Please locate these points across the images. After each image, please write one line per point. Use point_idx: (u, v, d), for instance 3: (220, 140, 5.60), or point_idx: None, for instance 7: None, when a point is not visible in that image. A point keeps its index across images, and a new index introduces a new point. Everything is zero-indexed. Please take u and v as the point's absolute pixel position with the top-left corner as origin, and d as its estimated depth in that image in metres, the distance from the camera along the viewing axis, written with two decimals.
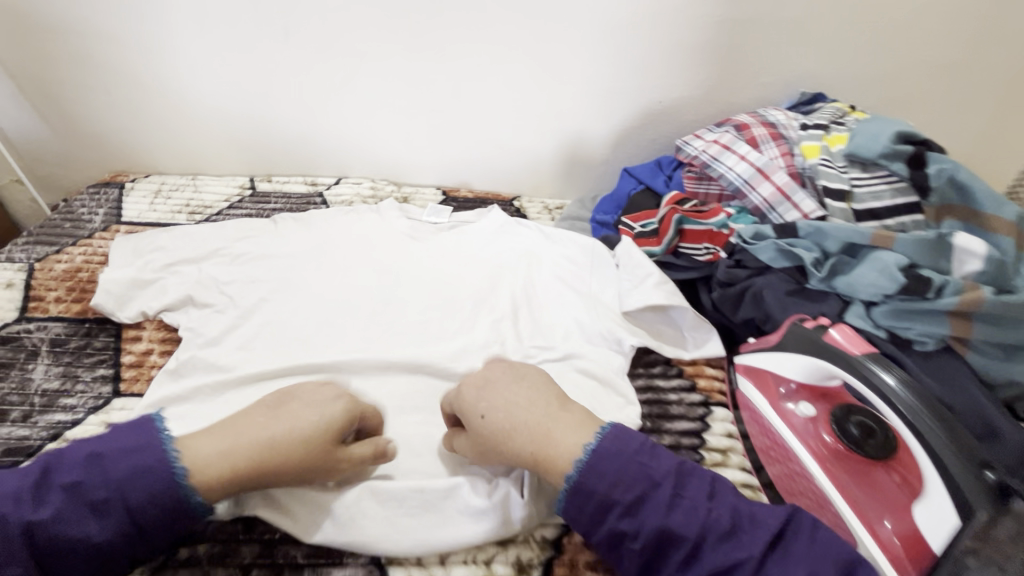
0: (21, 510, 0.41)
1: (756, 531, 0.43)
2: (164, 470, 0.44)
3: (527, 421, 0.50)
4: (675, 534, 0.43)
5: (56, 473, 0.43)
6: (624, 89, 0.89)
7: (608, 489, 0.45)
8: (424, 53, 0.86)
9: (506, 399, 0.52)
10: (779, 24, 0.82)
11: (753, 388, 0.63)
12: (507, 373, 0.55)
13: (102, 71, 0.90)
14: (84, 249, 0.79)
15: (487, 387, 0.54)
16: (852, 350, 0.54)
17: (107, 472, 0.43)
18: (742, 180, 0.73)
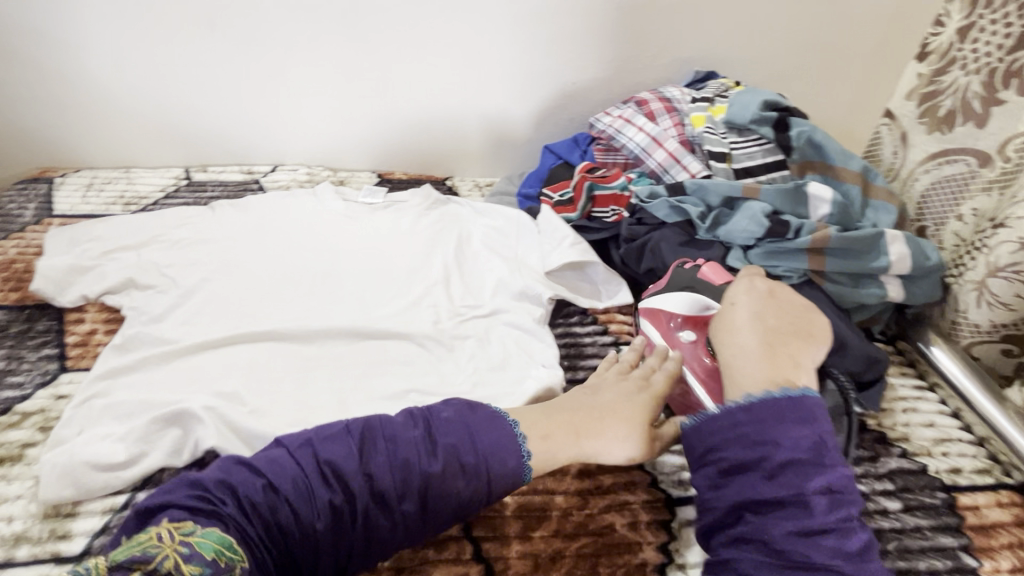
0: (321, 450, 0.47)
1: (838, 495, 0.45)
2: (509, 438, 0.51)
3: (751, 328, 0.58)
4: (755, 470, 0.47)
5: (377, 439, 0.49)
6: (540, 72, 0.97)
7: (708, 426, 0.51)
8: (350, 43, 0.91)
9: (786, 306, 0.61)
10: (668, 9, 0.92)
11: (648, 327, 0.68)
12: (767, 293, 0.62)
13: (25, 67, 0.90)
14: (18, 242, 0.80)
15: (764, 298, 0.61)
16: (718, 280, 0.67)
17: (429, 444, 0.49)
18: (641, 148, 0.83)
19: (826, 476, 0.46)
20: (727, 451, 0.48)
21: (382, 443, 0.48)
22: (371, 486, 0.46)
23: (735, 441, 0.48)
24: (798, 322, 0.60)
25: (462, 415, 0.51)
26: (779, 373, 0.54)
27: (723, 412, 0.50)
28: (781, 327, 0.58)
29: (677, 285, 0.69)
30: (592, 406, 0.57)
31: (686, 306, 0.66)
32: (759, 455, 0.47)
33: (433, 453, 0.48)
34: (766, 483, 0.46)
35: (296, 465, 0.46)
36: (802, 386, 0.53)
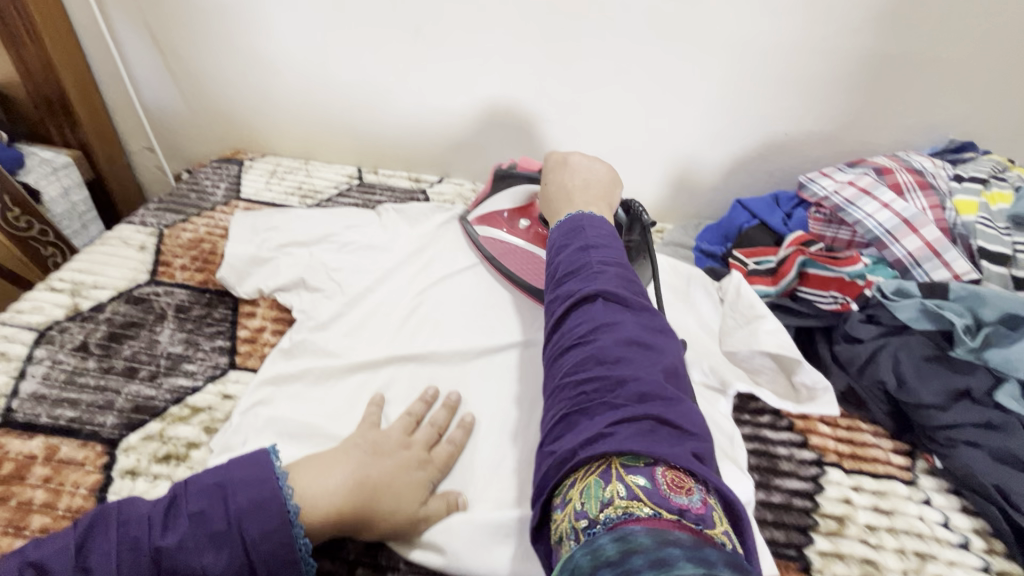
0: (151, 536, 0.40)
1: (680, 438, 0.38)
2: (278, 505, 0.43)
3: (567, 188, 0.63)
4: (599, 324, 0.44)
5: (234, 484, 0.43)
6: (749, 118, 0.85)
7: (569, 262, 0.51)
8: (549, 65, 0.85)
9: (569, 180, 0.64)
10: (937, 62, 0.75)
11: (488, 229, 0.78)
12: (569, 164, 0.67)
13: (239, 54, 0.94)
14: (208, 221, 0.83)
15: (561, 165, 0.67)
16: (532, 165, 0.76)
17: (229, 505, 0.42)
18: (883, 229, 0.68)
19: (653, 381, 0.40)
20: (597, 313, 0.45)
21: (216, 505, 0.42)
22: (253, 557, 0.41)
23: (592, 294, 0.46)
24: (589, 201, 0.61)
25: (253, 470, 0.44)
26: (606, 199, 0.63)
27: (568, 259, 0.51)
28: (576, 186, 0.63)
29: (505, 184, 0.78)
30: (370, 472, 0.48)
31: (511, 201, 0.78)
32: (617, 320, 0.44)
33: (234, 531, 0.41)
34: (598, 355, 0.42)
35: (146, 516, 0.41)
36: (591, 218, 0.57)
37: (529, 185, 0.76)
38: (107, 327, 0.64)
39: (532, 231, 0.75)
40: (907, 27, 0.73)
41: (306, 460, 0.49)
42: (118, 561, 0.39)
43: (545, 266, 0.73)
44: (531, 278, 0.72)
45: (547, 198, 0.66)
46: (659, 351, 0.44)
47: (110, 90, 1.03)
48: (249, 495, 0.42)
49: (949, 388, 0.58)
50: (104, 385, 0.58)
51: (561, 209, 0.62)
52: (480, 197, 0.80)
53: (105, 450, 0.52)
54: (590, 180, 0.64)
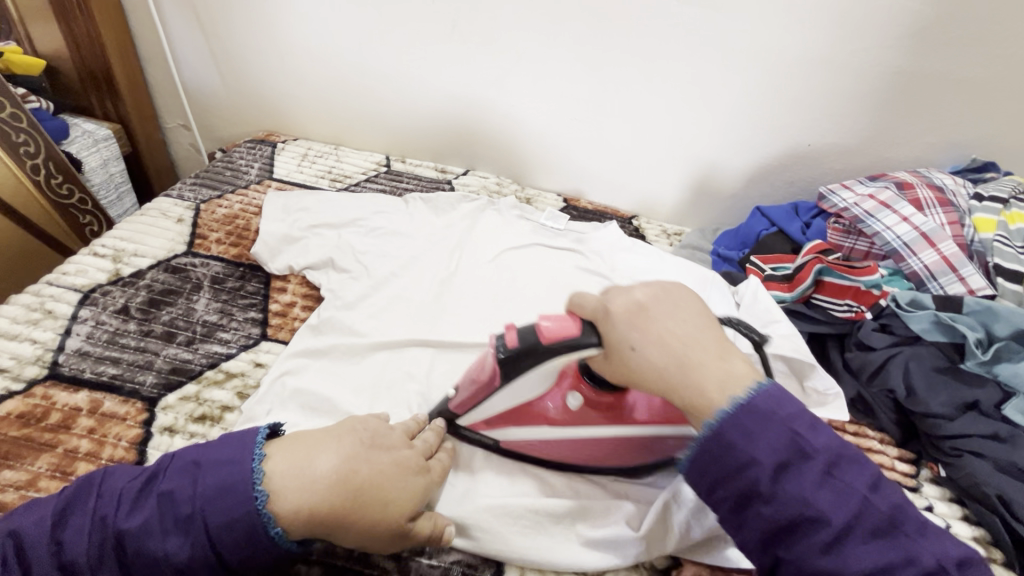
0: (117, 516, 0.41)
1: (846, 501, 0.39)
2: (244, 490, 0.42)
3: (664, 336, 0.46)
4: (761, 463, 0.40)
5: (206, 466, 0.43)
6: (775, 128, 0.86)
7: (738, 430, 0.41)
8: (580, 65, 0.87)
9: (666, 336, 0.46)
10: (964, 82, 0.76)
11: (465, 394, 0.54)
12: (643, 311, 0.47)
13: (279, 39, 0.97)
14: (242, 198, 0.85)
15: (639, 316, 0.47)
16: (570, 333, 0.47)
17: (197, 487, 0.42)
18: (902, 242, 0.69)
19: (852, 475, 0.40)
20: (755, 443, 0.41)
21: (185, 484, 0.42)
22: (212, 543, 0.40)
23: (790, 457, 0.40)
24: (711, 351, 0.45)
25: (229, 453, 0.44)
26: (704, 351, 0.45)
27: (732, 426, 0.41)
28: (692, 353, 0.45)
29: (520, 370, 0.50)
30: (356, 472, 0.44)
31: (532, 390, 0.55)
32: (752, 434, 0.41)
33: (197, 513, 0.41)
34: (783, 518, 0.39)
35: (125, 491, 0.43)
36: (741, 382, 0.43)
37: (563, 355, 0.48)
38: (147, 292, 0.67)
39: (586, 406, 0.54)
40: (937, 46, 0.74)
41: (297, 446, 0.45)
42: (89, 534, 0.41)
43: (597, 444, 0.54)
44: (594, 456, 0.55)
45: (606, 367, 0.49)
46: (796, 416, 0.42)
47: (152, 67, 1.06)
48: (216, 479, 0.42)
49: (956, 400, 0.59)
50: (144, 346, 0.60)
51: (685, 382, 0.44)
52: (473, 392, 0.53)
53: (145, 407, 0.55)
54: (675, 337, 0.46)
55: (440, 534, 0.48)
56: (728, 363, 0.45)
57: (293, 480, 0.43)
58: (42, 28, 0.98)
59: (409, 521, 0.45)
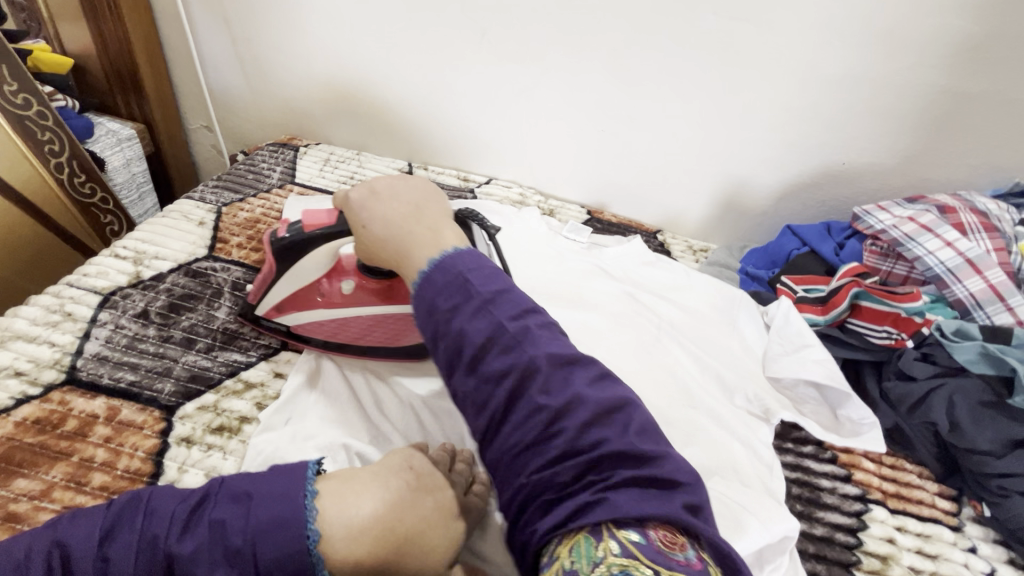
0: (169, 538, 0.39)
1: (607, 413, 0.39)
2: (299, 528, 0.40)
3: (389, 217, 0.52)
4: (579, 398, 0.39)
5: (257, 495, 0.41)
6: (807, 145, 0.83)
7: (436, 293, 0.45)
8: (609, 77, 0.86)
9: (385, 213, 0.52)
10: (1011, 104, 0.73)
11: (291, 308, 0.62)
12: (379, 193, 0.54)
13: (305, 42, 0.96)
14: (263, 202, 0.84)
15: (373, 198, 0.53)
16: (324, 221, 0.56)
17: (250, 518, 0.40)
18: (945, 268, 0.67)
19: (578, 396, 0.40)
20: (458, 317, 0.43)
21: (231, 520, 0.39)
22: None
23: (496, 335, 0.42)
24: (418, 231, 0.50)
25: (283, 486, 0.42)
26: (411, 226, 0.51)
27: (438, 279, 0.45)
28: (411, 228, 0.51)
29: (297, 258, 0.58)
30: (387, 533, 0.43)
31: (317, 269, 0.60)
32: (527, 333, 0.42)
33: (241, 557, 0.38)
34: (568, 440, 0.38)
35: (171, 512, 0.40)
36: (440, 248, 0.48)
37: (343, 240, 0.56)
38: (167, 297, 0.66)
39: (359, 288, 0.61)
40: (985, 64, 0.71)
41: (345, 498, 0.43)
42: (135, 555, 0.38)
43: (393, 326, 0.62)
44: (399, 336, 0.62)
45: (366, 254, 0.55)
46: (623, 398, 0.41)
47: (177, 68, 1.06)
48: (269, 516, 0.40)
49: (1004, 436, 0.57)
50: (163, 353, 0.59)
51: (409, 254, 0.49)
52: (263, 282, 0.60)
53: (163, 416, 0.53)
54: (394, 206, 0.52)
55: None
56: (431, 238, 0.50)
57: (341, 511, 0.42)
58: (71, 27, 0.98)
59: (444, 569, 0.45)
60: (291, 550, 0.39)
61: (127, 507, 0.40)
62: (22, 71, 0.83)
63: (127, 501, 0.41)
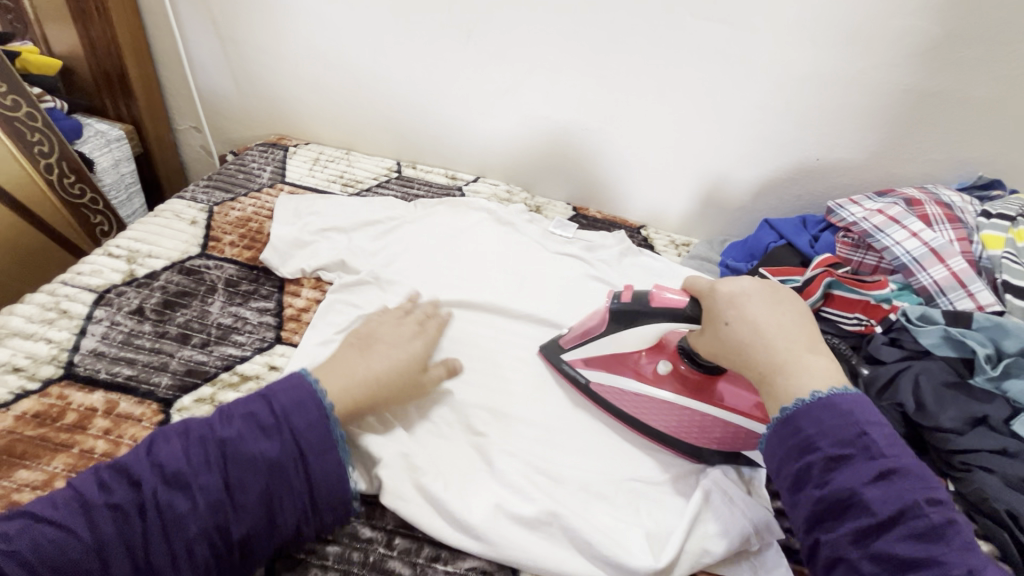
0: (212, 431, 0.47)
1: (887, 498, 0.39)
2: (312, 400, 0.50)
3: (757, 332, 0.49)
4: (863, 491, 0.40)
5: (270, 392, 0.51)
6: (783, 142, 0.87)
7: (822, 429, 0.43)
8: (593, 77, 0.88)
9: (757, 319, 0.50)
10: (972, 102, 0.77)
11: (597, 372, 0.63)
12: (758, 298, 0.51)
13: (293, 43, 0.98)
14: (254, 201, 0.86)
15: (745, 300, 0.51)
16: (674, 305, 0.57)
17: (271, 403, 0.50)
18: (911, 257, 0.70)
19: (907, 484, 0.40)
20: (845, 467, 0.41)
21: (257, 407, 0.49)
22: (296, 442, 0.48)
23: (853, 449, 0.41)
24: (799, 352, 0.47)
25: (285, 383, 0.52)
26: (786, 346, 0.48)
27: (777, 446, 0.45)
28: (778, 341, 0.48)
29: (627, 325, 0.60)
30: (356, 371, 0.55)
31: (639, 343, 0.63)
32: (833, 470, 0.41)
33: (277, 428, 0.48)
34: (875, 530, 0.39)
35: (203, 422, 0.48)
36: (835, 382, 0.45)
37: (667, 323, 0.58)
38: (161, 294, 0.67)
39: (675, 375, 0.61)
40: (948, 63, 0.75)
41: (321, 370, 0.55)
42: (187, 453, 0.46)
43: (676, 414, 0.59)
44: (689, 435, 0.58)
45: (705, 343, 0.55)
46: (896, 459, 0.41)
47: (165, 69, 1.06)
48: (285, 402, 0.49)
49: (966, 414, 0.60)
50: (159, 348, 0.60)
51: (781, 373, 0.47)
52: (584, 335, 0.63)
53: (160, 409, 0.55)
54: (773, 321, 0.49)
55: (453, 370, 0.62)
56: (812, 364, 0.46)
57: (328, 370, 0.55)
58: (58, 29, 0.98)
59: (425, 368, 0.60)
60: (313, 417, 0.49)
61: (166, 431, 0.48)
62: (11, 74, 0.84)
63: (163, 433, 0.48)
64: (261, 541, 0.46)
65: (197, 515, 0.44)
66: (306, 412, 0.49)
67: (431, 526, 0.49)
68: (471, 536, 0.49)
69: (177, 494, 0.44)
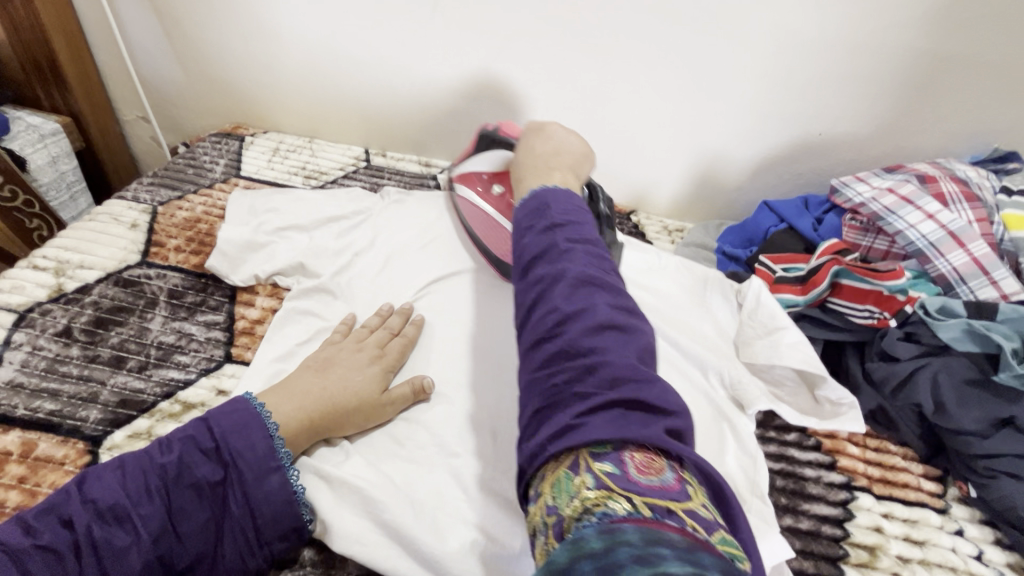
0: (152, 458, 0.43)
1: (624, 348, 0.39)
2: (259, 424, 0.46)
3: (526, 163, 0.62)
4: (566, 316, 0.41)
5: (212, 414, 0.47)
6: (782, 116, 0.79)
7: (571, 261, 0.44)
8: (572, 48, 0.80)
9: (533, 146, 0.63)
10: (990, 66, 0.70)
11: (468, 190, 0.72)
12: (541, 147, 0.63)
13: (241, 20, 0.88)
14: (204, 199, 0.77)
15: (535, 134, 0.65)
16: (514, 132, 0.72)
17: (210, 426, 0.45)
18: (927, 241, 0.64)
19: (614, 342, 0.39)
20: (559, 293, 0.42)
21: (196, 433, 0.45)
22: (234, 465, 0.44)
23: (590, 307, 0.41)
24: (550, 174, 0.59)
25: (232, 402, 0.48)
26: (528, 165, 0.62)
27: (519, 212, 0.51)
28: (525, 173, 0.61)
29: (493, 147, 0.73)
30: (314, 389, 0.51)
31: (489, 165, 0.71)
32: (584, 306, 0.41)
33: (221, 456, 0.44)
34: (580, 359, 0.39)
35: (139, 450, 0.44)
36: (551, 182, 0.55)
37: (509, 149, 0.71)
38: (93, 311, 0.59)
39: (502, 197, 0.69)
40: (965, 23, 0.67)
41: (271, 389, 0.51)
42: (123, 484, 0.42)
43: (497, 230, 0.68)
44: (490, 241, 0.68)
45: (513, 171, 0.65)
46: (546, 276, 0.43)
47: (103, 53, 0.97)
48: (227, 426, 0.46)
49: (989, 416, 0.55)
50: (88, 375, 0.53)
51: (522, 181, 0.60)
52: (466, 157, 0.75)
53: (87, 448, 0.48)
54: (551, 150, 0.62)
55: (422, 391, 0.55)
56: (546, 175, 0.58)
57: (278, 388, 0.51)
58: None
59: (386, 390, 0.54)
60: (259, 443, 0.46)
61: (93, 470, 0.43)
62: None
63: (91, 472, 0.44)
64: (207, 572, 0.43)
65: (139, 550, 0.40)
66: (251, 439, 0.45)
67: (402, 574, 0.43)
68: None
69: (114, 529, 0.41)
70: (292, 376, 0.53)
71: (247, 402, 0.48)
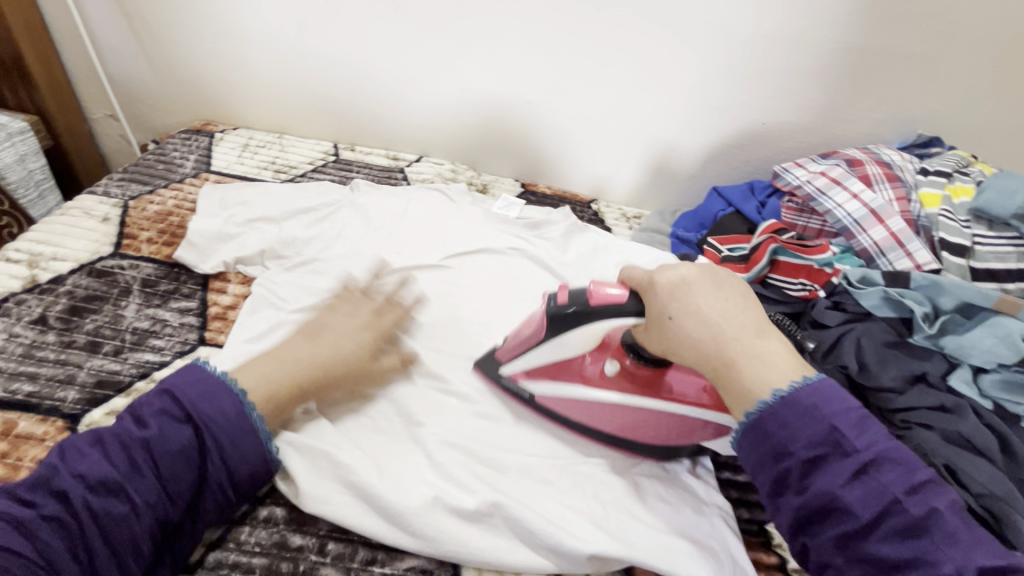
0: (130, 431, 0.44)
1: (815, 423, 0.41)
2: (225, 389, 0.48)
3: (713, 324, 0.46)
4: (848, 438, 0.41)
5: (177, 383, 0.48)
6: (727, 107, 0.85)
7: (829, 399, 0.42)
8: (530, 44, 0.84)
9: (703, 309, 0.46)
10: (910, 59, 0.76)
11: (545, 381, 0.58)
12: (710, 288, 0.48)
13: (208, 19, 0.90)
14: (175, 193, 0.79)
15: (678, 291, 0.47)
16: (618, 299, 0.50)
17: (178, 396, 0.47)
18: (852, 219, 0.70)
19: (882, 475, 0.40)
20: (800, 440, 0.41)
21: (167, 402, 0.46)
22: (210, 433, 0.46)
23: (831, 412, 0.42)
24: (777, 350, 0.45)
25: (190, 369, 0.49)
26: (723, 342, 0.45)
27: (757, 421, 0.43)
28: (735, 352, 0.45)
29: (565, 329, 0.53)
30: (304, 357, 0.53)
31: (579, 346, 0.56)
32: (818, 402, 0.42)
33: (193, 422, 0.46)
34: (814, 458, 0.41)
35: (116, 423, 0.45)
36: (798, 371, 0.44)
37: (615, 320, 0.51)
38: (68, 300, 0.61)
39: (623, 373, 0.56)
40: (886, 19, 0.73)
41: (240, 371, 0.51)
42: (111, 457, 0.43)
43: (633, 416, 0.55)
44: (572, 410, 0.57)
45: (647, 331, 0.51)
46: (816, 391, 0.42)
47: (69, 53, 0.98)
48: (195, 392, 0.47)
49: (905, 373, 0.60)
50: (65, 359, 0.56)
51: (731, 355, 0.45)
52: (520, 346, 0.57)
53: (66, 426, 0.50)
54: (725, 313, 0.46)
55: None
56: (766, 353, 0.45)
57: (249, 374, 0.50)
58: None
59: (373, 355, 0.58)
60: (229, 406, 0.47)
61: (73, 446, 0.44)
62: None
63: (69, 447, 0.44)
64: (195, 527, 0.45)
65: (137, 516, 0.41)
66: (220, 403, 0.47)
67: (368, 529, 0.47)
68: (408, 535, 0.47)
69: (109, 499, 0.41)
70: (267, 355, 0.53)
71: (207, 367, 0.50)
